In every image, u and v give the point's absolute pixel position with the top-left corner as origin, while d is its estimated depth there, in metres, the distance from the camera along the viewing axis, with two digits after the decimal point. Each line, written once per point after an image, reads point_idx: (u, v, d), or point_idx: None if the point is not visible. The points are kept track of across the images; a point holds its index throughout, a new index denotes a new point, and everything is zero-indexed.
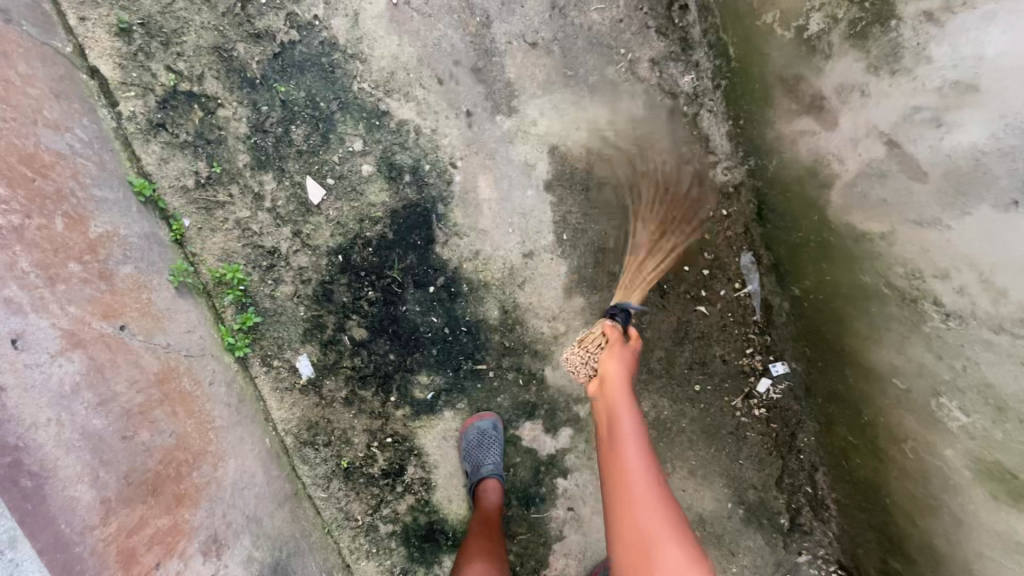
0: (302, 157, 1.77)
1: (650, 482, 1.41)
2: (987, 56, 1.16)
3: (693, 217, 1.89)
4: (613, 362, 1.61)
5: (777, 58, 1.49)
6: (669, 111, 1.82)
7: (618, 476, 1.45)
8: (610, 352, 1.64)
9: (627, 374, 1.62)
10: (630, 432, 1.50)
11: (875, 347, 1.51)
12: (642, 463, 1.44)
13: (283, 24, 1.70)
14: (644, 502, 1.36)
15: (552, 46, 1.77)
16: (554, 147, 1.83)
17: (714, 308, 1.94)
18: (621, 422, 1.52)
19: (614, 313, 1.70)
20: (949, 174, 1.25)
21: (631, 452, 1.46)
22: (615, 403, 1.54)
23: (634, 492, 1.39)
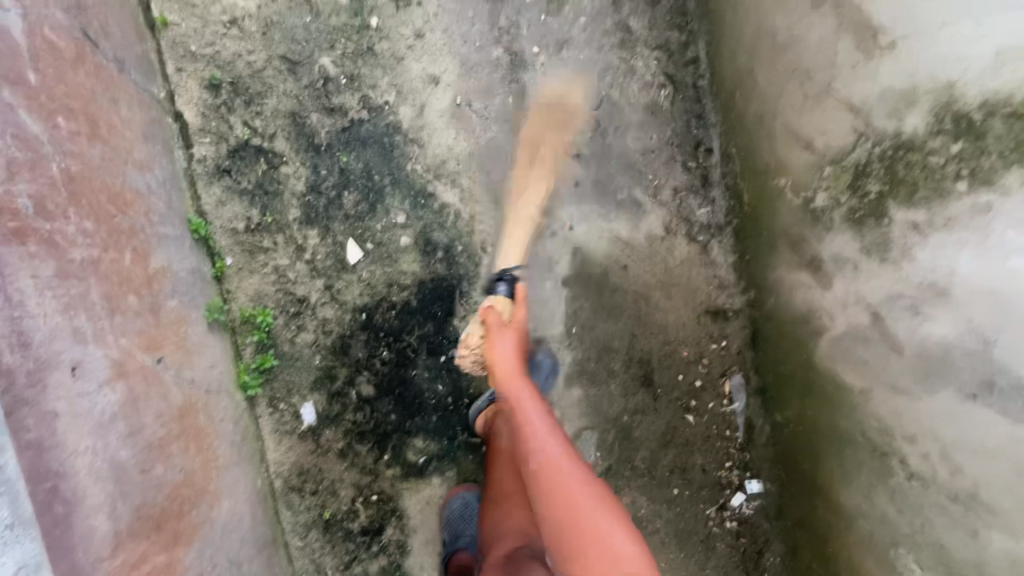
0: (348, 221, 1.91)
1: (562, 454, 1.33)
2: (960, 269, 1.14)
3: (694, 332, 2.05)
4: (495, 346, 1.61)
5: (786, 216, 1.63)
6: (684, 235, 2.02)
7: (537, 464, 1.33)
8: (495, 335, 1.63)
9: (516, 357, 1.61)
10: (537, 411, 1.43)
11: (844, 487, 1.62)
12: (552, 437, 1.37)
13: (355, 103, 1.88)
14: (563, 484, 1.28)
15: (590, 163, 1.99)
16: (577, 249, 2.01)
17: (701, 418, 2.08)
18: (530, 408, 1.44)
19: (501, 284, 1.83)
20: (921, 356, 1.27)
21: (542, 432, 1.38)
22: (512, 385, 1.52)
23: (550, 476, 1.29)
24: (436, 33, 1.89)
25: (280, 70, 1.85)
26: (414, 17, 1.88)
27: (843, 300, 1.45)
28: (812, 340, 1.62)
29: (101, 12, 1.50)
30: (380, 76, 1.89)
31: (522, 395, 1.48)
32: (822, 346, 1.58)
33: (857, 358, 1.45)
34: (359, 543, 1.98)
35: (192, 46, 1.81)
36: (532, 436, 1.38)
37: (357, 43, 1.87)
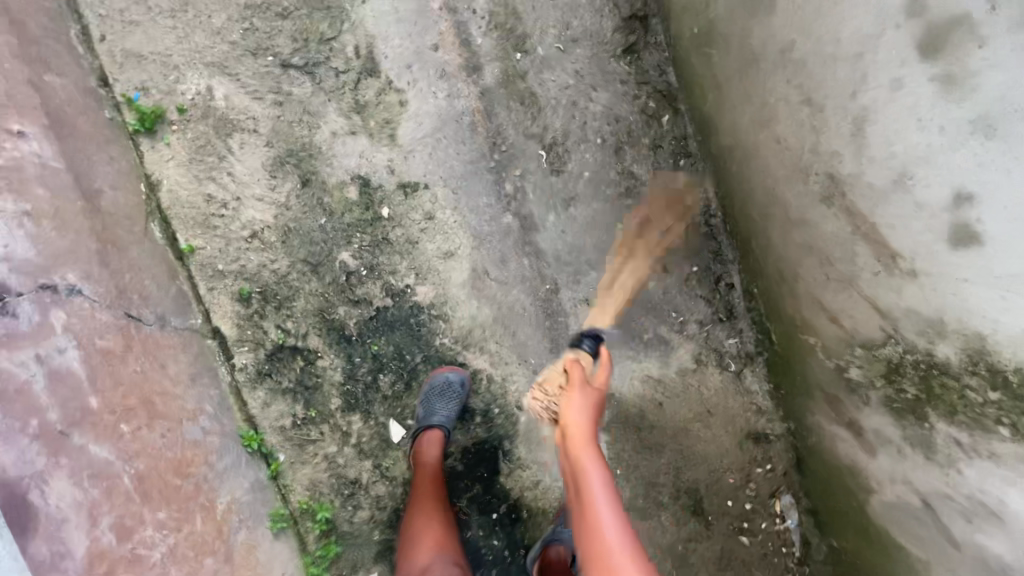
0: (388, 401, 1.99)
1: (625, 538, 1.31)
2: (1010, 502, 1.17)
3: (737, 457, 2.06)
4: (571, 406, 1.55)
5: (819, 371, 1.63)
6: (715, 366, 2.03)
7: (592, 545, 1.32)
8: (570, 397, 1.58)
9: (593, 416, 1.55)
10: (605, 490, 1.39)
11: None
12: (613, 521, 1.34)
13: (378, 291, 1.95)
14: (616, 554, 1.28)
15: (613, 309, 2.01)
16: (612, 393, 2.04)
17: (756, 538, 2.09)
18: (595, 483, 1.40)
19: (585, 339, 1.82)
20: (980, 558, 1.27)
21: (605, 512, 1.36)
22: (580, 449, 1.46)
23: (605, 566, 1.26)
24: (446, 211, 1.94)
25: (304, 272, 1.92)
26: (422, 200, 1.93)
27: (890, 472, 1.45)
28: (862, 493, 1.62)
29: (136, 284, 1.75)
30: (398, 262, 1.94)
31: (591, 467, 1.42)
32: (873, 502, 1.58)
33: (911, 528, 1.45)
34: None
35: (219, 264, 1.88)
36: (597, 514, 1.36)
37: (373, 234, 1.93)
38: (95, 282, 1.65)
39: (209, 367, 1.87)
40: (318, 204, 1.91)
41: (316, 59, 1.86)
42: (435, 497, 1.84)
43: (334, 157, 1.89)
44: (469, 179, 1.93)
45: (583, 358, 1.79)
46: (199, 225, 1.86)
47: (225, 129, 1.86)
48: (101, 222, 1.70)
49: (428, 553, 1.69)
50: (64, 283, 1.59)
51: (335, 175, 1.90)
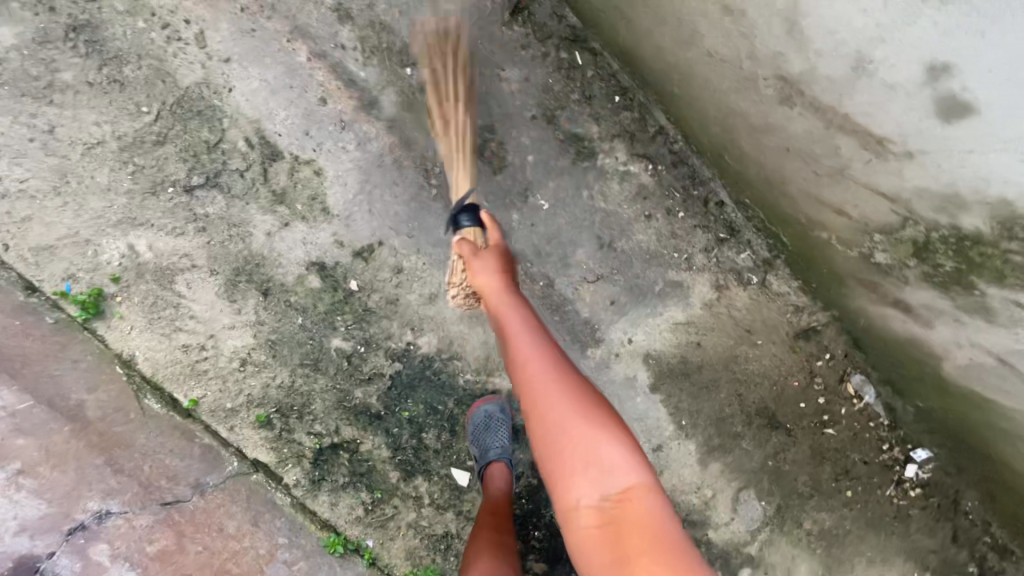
0: (441, 454, 1.97)
1: (568, 387, 1.36)
2: None
3: (793, 361, 1.98)
4: (486, 284, 1.49)
5: (844, 262, 1.50)
6: (737, 285, 1.92)
7: (534, 393, 1.36)
8: (474, 259, 1.50)
9: (504, 277, 1.51)
10: (546, 355, 1.40)
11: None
12: (554, 377, 1.36)
13: (385, 359, 1.89)
14: (557, 403, 1.33)
15: (616, 275, 1.91)
16: (647, 354, 1.97)
17: (841, 426, 2.06)
18: (537, 351, 1.40)
19: (461, 216, 1.55)
20: None
21: (535, 357, 1.39)
22: (507, 312, 1.47)
23: (548, 412, 1.33)
24: (412, 257, 1.83)
25: (306, 375, 1.87)
26: (383, 257, 1.82)
27: (954, 339, 1.36)
28: (933, 361, 1.54)
29: (154, 467, 1.80)
30: (390, 324, 1.87)
31: (512, 320, 1.45)
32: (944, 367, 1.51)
33: (997, 383, 1.37)
34: None
35: (227, 403, 1.85)
36: (531, 369, 1.38)
37: (352, 310, 1.85)
38: (117, 497, 1.78)
39: (267, 498, 1.89)
40: (287, 307, 1.83)
41: (214, 170, 1.73)
42: (496, 529, 1.70)
43: (280, 256, 1.79)
44: (418, 217, 1.81)
45: (468, 233, 1.54)
46: (189, 377, 1.82)
47: (166, 278, 1.78)
48: (94, 434, 1.77)
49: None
50: (92, 514, 1.77)
51: (290, 273, 1.81)
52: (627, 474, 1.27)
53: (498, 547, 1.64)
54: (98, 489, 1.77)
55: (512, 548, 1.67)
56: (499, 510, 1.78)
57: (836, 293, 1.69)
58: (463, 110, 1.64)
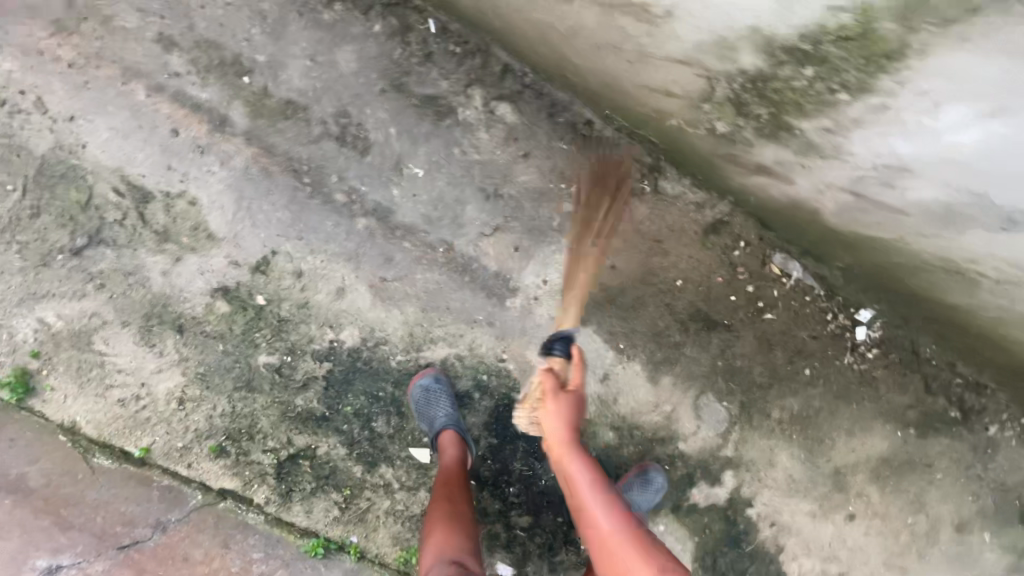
0: (396, 438, 2.01)
1: (621, 515, 1.41)
2: (903, 152, 1.05)
3: (710, 257, 1.98)
4: (552, 422, 1.55)
5: (701, 143, 1.49)
6: (633, 198, 1.92)
7: (597, 530, 1.40)
8: (552, 401, 1.57)
9: (573, 423, 1.56)
10: (607, 491, 1.46)
11: (947, 294, 1.54)
12: (610, 512, 1.41)
13: (314, 362, 1.92)
14: (624, 547, 1.35)
15: (512, 222, 1.91)
16: (566, 290, 1.98)
17: (778, 309, 2.05)
18: (592, 476, 1.48)
19: (556, 344, 1.68)
20: (926, 212, 1.16)
21: (607, 517, 1.41)
22: (574, 460, 1.51)
23: (609, 539, 1.38)
24: (309, 258, 1.86)
25: (244, 397, 1.92)
26: (281, 266, 1.85)
27: (814, 188, 1.34)
28: (817, 217, 1.51)
29: (107, 516, 1.87)
30: (308, 328, 1.90)
31: (586, 483, 1.47)
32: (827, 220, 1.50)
33: (868, 220, 1.34)
34: None
35: (178, 443, 1.91)
36: (589, 504, 1.44)
37: (268, 324, 1.88)
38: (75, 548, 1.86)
39: (242, 522, 1.95)
40: (205, 338, 1.87)
41: (94, 227, 1.77)
42: (448, 499, 1.74)
43: (183, 291, 1.83)
44: (301, 219, 1.83)
45: (556, 364, 1.67)
46: (134, 428, 1.88)
47: (83, 340, 1.83)
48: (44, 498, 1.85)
49: (429, 555, 1.61)
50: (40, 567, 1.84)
51: (197, 305, 1.84)
52: None
53: (450, 514, 1.69)
54: (59, 547, 1.85)
55: (466, 516, 1.72)
56: (451, 479, 1.82)
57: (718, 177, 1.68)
58: (609, 224, 1.87)
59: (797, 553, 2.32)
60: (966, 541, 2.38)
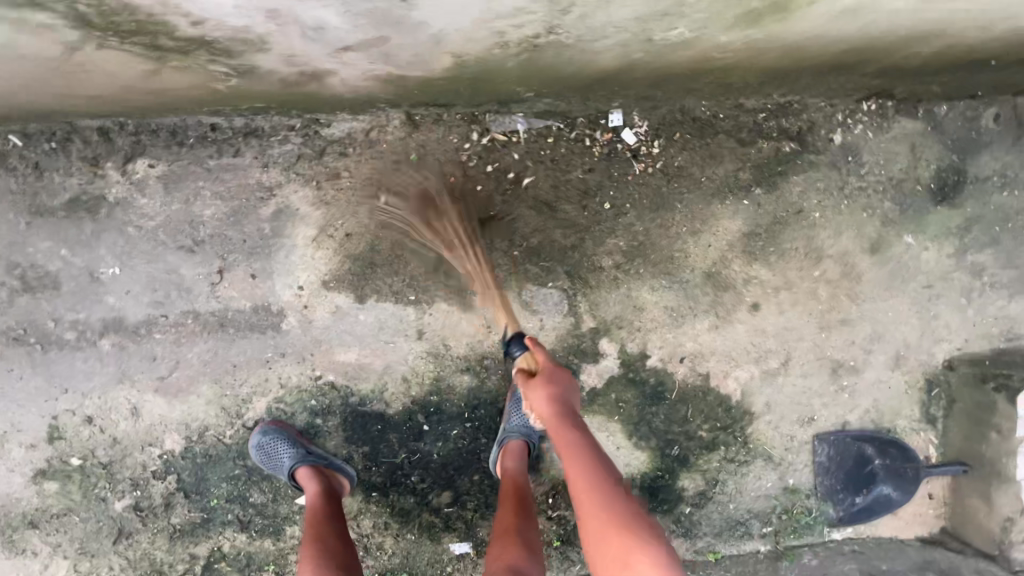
0: (280, 498, 2.00)
1: (601, 488, 1.33)
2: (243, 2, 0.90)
3: (432, 166, 1.84)
4: (533, 399, 1.49)
5: (253, 86, 1.35)
6: (317, 163, 1.79)
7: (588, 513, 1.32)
8: (532, 388, 1.48)
9: (558, 408, 1.46)
10: (587, 460, 1.37)
11: (584, 63, 1.33)
12: (598, 496, 1.32)
13: (161, 481, 1.94)
14: (597, 522, 1.29)
15: (231, 256, 1.83)
16: (327, 281, 1.88)
17: (532, 167, 1.89)
18: (577, 447, 1.40)
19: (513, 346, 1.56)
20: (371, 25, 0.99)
21: (594, 496, 1.32)
22: (563, 433, 1.42)
23: (592, 524, 1.31)
24: (86, 402, 1.86)
25: (128, 544, 1.95)
26: (69, 422, 1.86)
27: (338, 65, 1.19)
28: (407, 77, 1.34)
29: None
30: (134, 457, 1.91)
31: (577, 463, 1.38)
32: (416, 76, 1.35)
33: (408, 59, 1.17)
34: None
35: None
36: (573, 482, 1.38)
37: (98, 475, 1.90)
38: None
39: None
40: (58, 519, 1.91)
41: None
42: (318, 537, 1.69)
43: (10, 494, 1.88)
44: (53, 374, 1.83)
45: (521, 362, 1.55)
46: None
47: None
48: None
49: None
50: None
51: (30, 496, 1.89)
52: None
53: (321, 554, 1.63)
54: None
55: (342, 549, 1.67)
56: (321, 518, 1.76)
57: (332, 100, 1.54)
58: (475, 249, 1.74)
59: (726, 369, 2.16)
60: (889, 255, 2.13)
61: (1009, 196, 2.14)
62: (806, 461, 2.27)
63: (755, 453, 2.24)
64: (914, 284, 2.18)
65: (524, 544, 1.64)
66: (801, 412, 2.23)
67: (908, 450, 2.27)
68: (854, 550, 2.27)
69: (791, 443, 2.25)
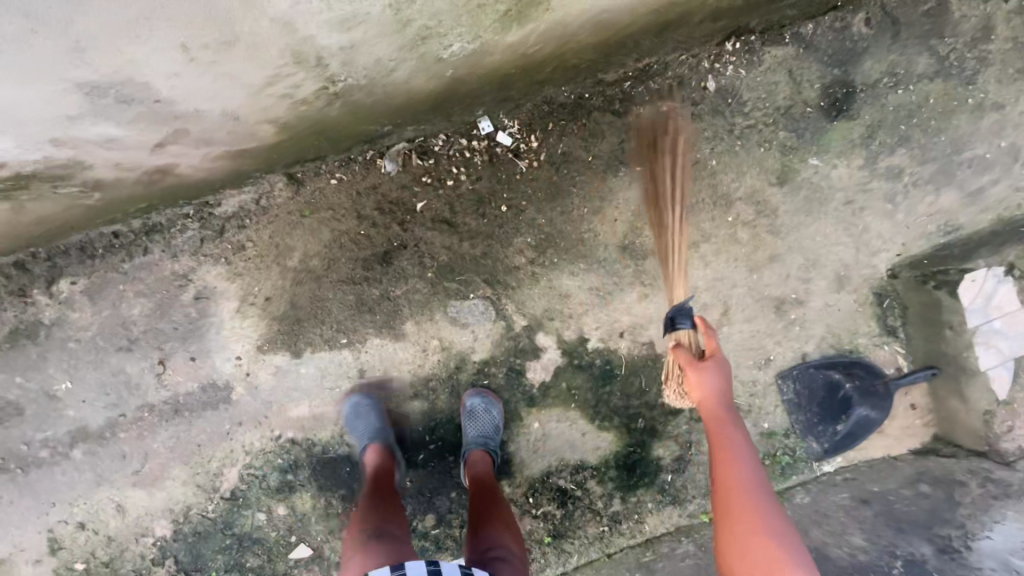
0: (274, 558, 2.09)
1: (756, 491, 1.45)
2: None
3: (326, 216, 1.92)
4: (698, 377, 1.64)
5: None
6: (219, 241, 1.90)
7: (738, 504, 1.42)
8: (705, 368, 1.65)
9: (723, 390, 1.64)
10: (750, 465, 1.50)
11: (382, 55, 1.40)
12: (750, 481, 1.46)
13: (161, 567, 2.05)
14: (746, 500, 1.43)
15: (166, 346, 1.94)
16: (260, 346, 1.98)
17: (421, 192, 1.96)
18: (740, 452, 1.54)
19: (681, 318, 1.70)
20: None
21: (749, 477, 1.47)
22: (725, 426, 1.59)
23: (738, 498, 1.44)
24: (73, 511, 1.99)
25: None
26: (65, 532, 2.00)
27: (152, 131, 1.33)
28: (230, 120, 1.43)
29: None
30: (130, 551, 2.03)
31: (743, 447, 1.54)
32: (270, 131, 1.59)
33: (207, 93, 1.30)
34: (570, 500, 2.20)
35: None
36: (725, 464, 1.52)
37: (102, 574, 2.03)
38: None
39: None
40: None
41: None
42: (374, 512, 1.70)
43: None
44: (38, 492, 1.97)
45: (683, 337, 1.73)
46: None
47: None
48: None
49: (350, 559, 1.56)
50: None
51: None
52: None
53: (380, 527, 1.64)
54: None
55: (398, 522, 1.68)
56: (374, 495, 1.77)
57: (211, 176, 1.75)
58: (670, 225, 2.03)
59: None
60: (798, 183, 2.14)
61: (904, 93, 2.11)
62: (775, 402, 2.27)
63: None
64: (832, 203, 2.17)
65: (497, 522, 1.68)
66: (756, 355, 2.23)
67: (873, 367, 2.25)
68: (848, 478, 2.24)
69: (755, 387, 2.25)
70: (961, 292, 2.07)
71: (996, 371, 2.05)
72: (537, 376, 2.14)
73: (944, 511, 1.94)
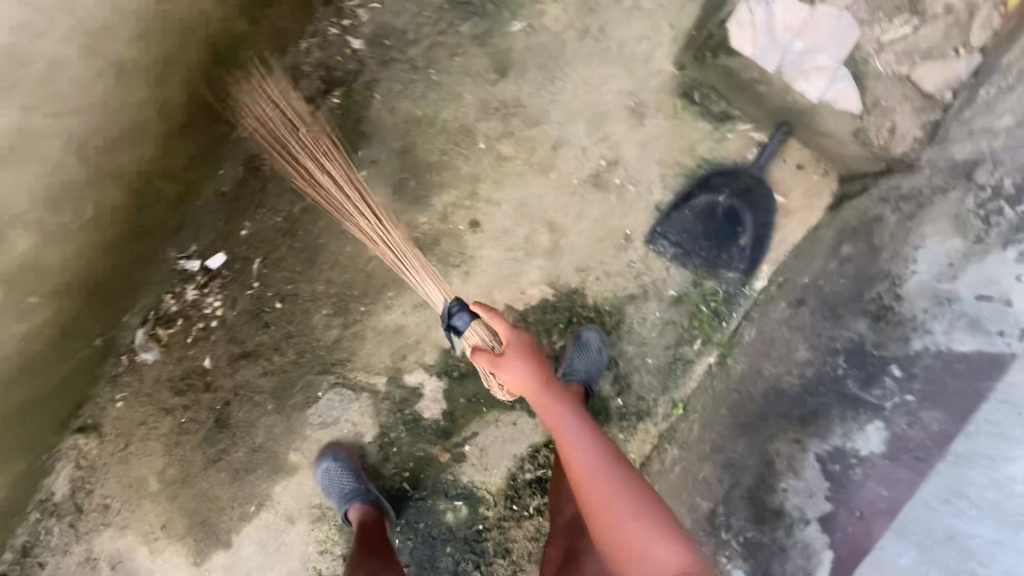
0: None
1: (602, 465, 1.35)
2: None
3: (141, 433, 1.85)
4: (512, 373, 1.44)
5: None
6: (84, 515, 1.89)
7: (599, 493, 1.31)
8: (505, 362, 1.43)
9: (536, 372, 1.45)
10: (587, 436, 1.40)
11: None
12: (595, 462, 1.35)
13: None
14: (603, 483, 1.31)
15: None
16: (194, 562, 1.99)
17: (196, 352, 1.84)
18: (574, 427, 1.42)
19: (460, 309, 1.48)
20: None
21: (592, 457, 1.36)
22: (552, 408, 1.44)
23: (595, 488, 1.32)
24: None
25: None
26: None
27: None
28: None
29: None
30: None
31: (579, 430, 1.42)
32: None
33: None
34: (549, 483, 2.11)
35: None
36: (573, 456, 1.39)
37: None
38: None
39: None
40: None
41: None
42: (369, 523, 1.88)
43: None
44: None
45: (473, 336, 1.48)
46: None
47: None
48: None
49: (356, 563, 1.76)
50: None
51: None
52: (680, 552, 1.21)
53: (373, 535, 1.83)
54: None
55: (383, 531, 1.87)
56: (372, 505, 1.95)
57: (14, 493, 1.84)
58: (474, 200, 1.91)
59: (518, 286, 1.98)
60: (519, 60, 1.83)
61: None
62: (665, 266, 2.03)
63: (617, 306, 2.04)
64: (569, 50, 1.85)
65: None
66: (613, 240, 1.99)
67: (729, 167, 1.97)
68: (781, 283, 1.98)
69: (635, 269, 2.02)
70: (737, 42, 1.76)
71: (829, 94, 1.71)
72: (434, 410, 2.02)
73: (868, 267, 1.64)
